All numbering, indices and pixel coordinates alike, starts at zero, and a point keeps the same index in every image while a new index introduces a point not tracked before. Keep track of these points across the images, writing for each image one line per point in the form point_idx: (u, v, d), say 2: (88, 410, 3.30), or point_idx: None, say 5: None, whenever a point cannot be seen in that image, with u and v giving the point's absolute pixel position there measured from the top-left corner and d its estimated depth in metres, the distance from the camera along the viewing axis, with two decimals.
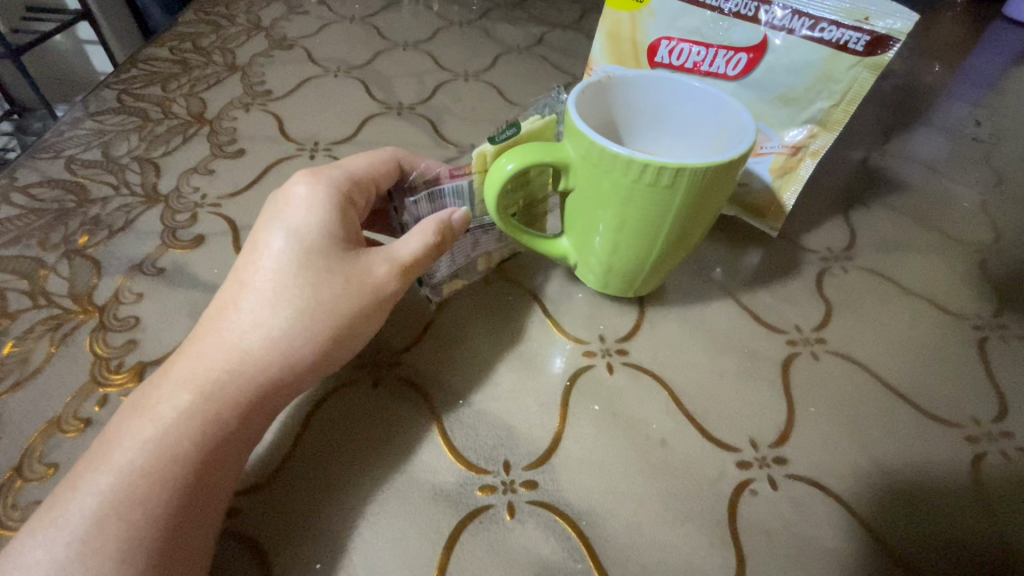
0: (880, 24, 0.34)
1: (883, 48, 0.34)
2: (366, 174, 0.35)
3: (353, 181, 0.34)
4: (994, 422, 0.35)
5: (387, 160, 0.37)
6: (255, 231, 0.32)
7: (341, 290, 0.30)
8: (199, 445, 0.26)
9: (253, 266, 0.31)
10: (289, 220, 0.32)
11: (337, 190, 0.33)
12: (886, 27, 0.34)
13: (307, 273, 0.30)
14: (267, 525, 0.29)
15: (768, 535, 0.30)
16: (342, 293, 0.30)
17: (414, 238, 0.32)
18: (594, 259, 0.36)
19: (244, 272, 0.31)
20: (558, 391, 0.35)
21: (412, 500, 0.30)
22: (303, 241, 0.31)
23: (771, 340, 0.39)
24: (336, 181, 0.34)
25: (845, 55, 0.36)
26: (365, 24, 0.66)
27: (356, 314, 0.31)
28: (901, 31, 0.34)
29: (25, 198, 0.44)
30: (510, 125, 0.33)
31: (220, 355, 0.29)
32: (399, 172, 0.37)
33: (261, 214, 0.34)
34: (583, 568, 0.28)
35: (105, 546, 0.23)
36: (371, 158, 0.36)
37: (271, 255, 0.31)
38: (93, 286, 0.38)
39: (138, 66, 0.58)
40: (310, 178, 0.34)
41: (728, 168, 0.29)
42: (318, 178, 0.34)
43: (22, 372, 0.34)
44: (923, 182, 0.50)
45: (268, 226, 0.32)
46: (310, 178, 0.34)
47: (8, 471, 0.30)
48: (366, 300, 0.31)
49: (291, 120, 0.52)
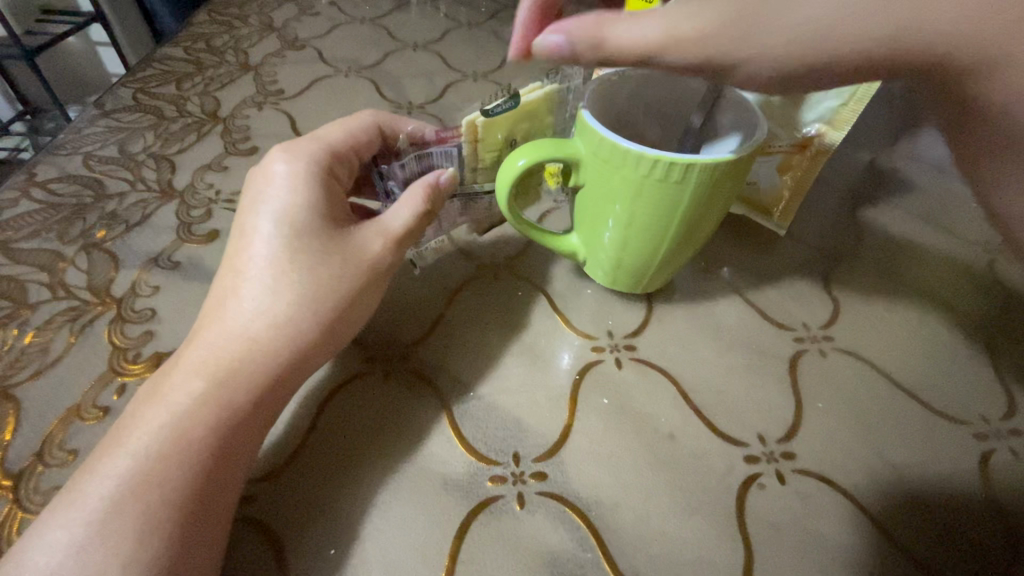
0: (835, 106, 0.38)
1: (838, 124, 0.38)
2: (345, 145, 0.36)
3: (332, 154, 0.35)
4: (1002, 420, 0.35)
5: (366, 127, 0.38)
6: (241, 216, 0.33)
7: (339, 270, 0.31)
8: (215, 431, 0.27)
9: (244, 251, 0.31)
10: (274, 200, 0.32)
11: (317, 165, 0.34)
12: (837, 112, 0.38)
13: (303, 256, 0.31)
14: (281, 512, 0.29)
15: (775, 527, 0.30)
16: (341, 274, 0.31)
17: (404, 207, 0.33)
18: (604, 255, 0.36)
19: (240, 259, 0.31)
20: (567, 385, 0.36)
21: (422, 490, 0.31)
22: (293, 221, 0.31)
23: (779, 337, 0.39)
24: (315, 156, 0.34)
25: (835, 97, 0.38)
26: (375, 25, 0.67)
27: (356, 294, 0.32)
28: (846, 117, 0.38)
29: (44, 192, 0.45)
30: (507, 98, 0.35)
31: (228, 341, 0.29)
32: (379, 139, 0.38)
33: (243, 198, 0.34)
34: (593, 559, 0.29)
35: (126, 528, 0.24)
36: (348, 127, 0.37)
37: (261, 238, 0.31)
38: (110, 279, 0.39)
39: (153, 65, 0.59)
40: (287, 155, 0.34)
41: (737, 164, 0.30)
42: (296, 154, 0.34)
43: (42, 362, 0.34)
44: (932, 182, 0.51)
45: (254, 210, 0.32)
46: (288, 156, 0.34)
47: (30, 457, 0.30)
48: (364, 278, 0.32)
49: (303, 119, 0.53)
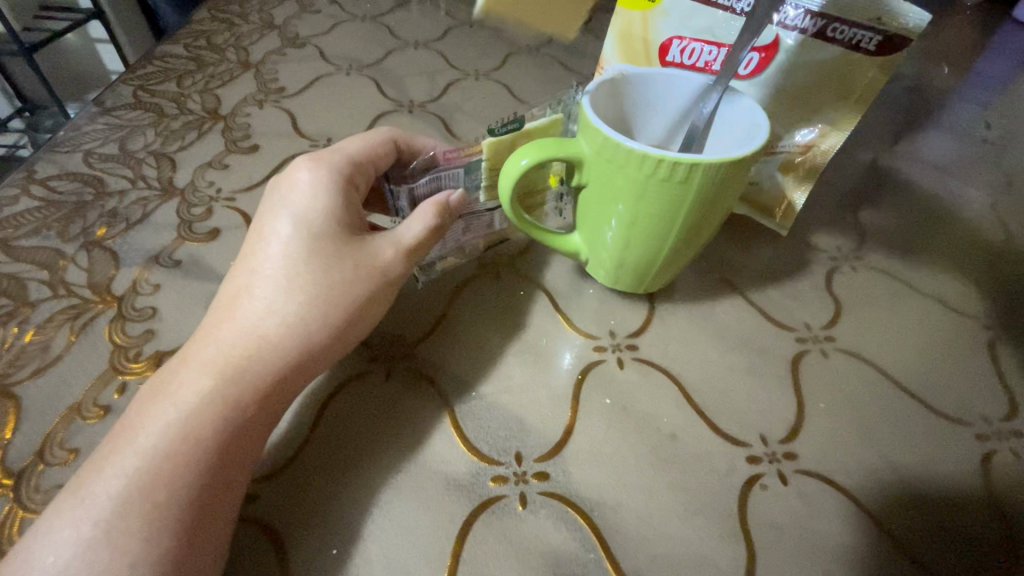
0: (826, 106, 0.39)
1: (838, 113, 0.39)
2: (366, 157, 0.36)
3: (353, 164, 0.35)
4: (1004, 421, 0.35)
5: (384, 141, 0.38)
6: (260, 219, 0.33)
7: (352, 274, 0.31)
8: (221, 430, 0.27)
9: (261, 253, 0.32)
10: (294, 205, 0.33)
11: (338, 173, 0.34)
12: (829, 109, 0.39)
13: (317, 259, 0.31)
14: (283, 511, 0.29)
15: (777, 528, 0.30)
16: (353, 278, 0.31)
17: (416, 223, 0.33)
18: (607, 254, 0.36)
19: (254, 259, 0.32)
20: (569, 384, 0.36)
21: (425, 490, 0.30)
22: (311, 225, 0.32)
23: (780, 337, 0.39)
24: (337, 165, 0.34)
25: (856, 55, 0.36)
26: (376, 23, 0.67)
27: (367, 297, 0.32)
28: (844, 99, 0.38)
29: (44, 190, 0.45)
30: (513, 119, 0.35)
31: (238, 340, 0.29)
32: (396, 154, 0.38)
33: (264, 203, 0.34)
34: (595, 558, 0.29)
35: (132, 526, 0.24)
36: (369, 140, 0.37)
37: (279, 241, 0.31)
38: (111, 277, 0.39)
39: (153, 63, 0.59)
40: (311, 163, 0.34)
41: (741, 164, 0.30)
42: (319, 163, 0.34)
43: (43, 360, 0.34)
44: (932, 184, 0.51)
45: (273, 214, 0.33)
46: (311, 164, 0.34)
47: (30, 456, 0.30)
48: (375, 282, 0.32)
49: (305, 118, 0.53)
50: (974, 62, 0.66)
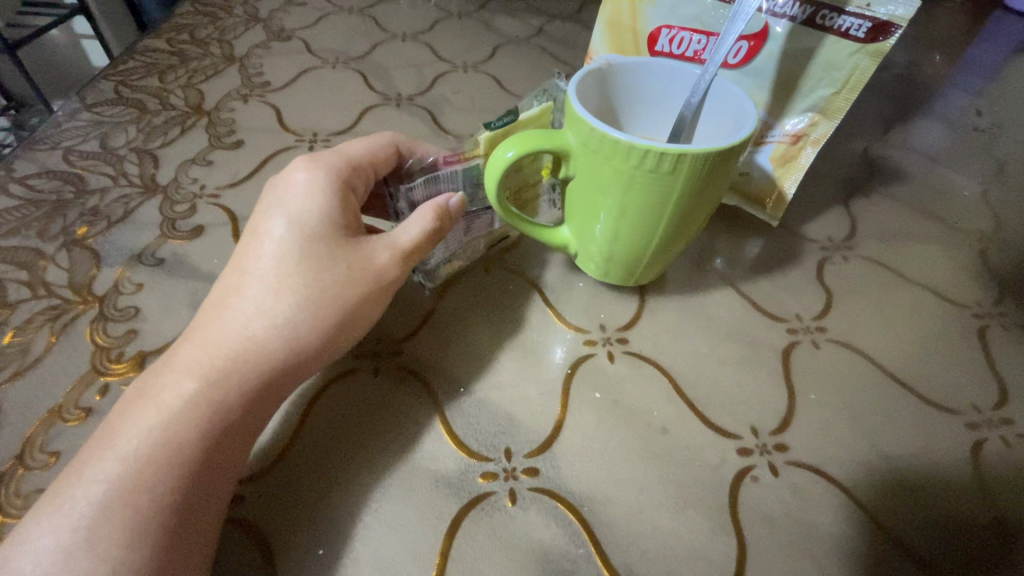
0: (786, 125, 0.40)
1: (797, 140, 0.40)
2: (366, 160, 0.35)
3: (352, 167, 0.34)
4: (994, 409, 0.35)
5: (386, 146, 0.37)
6: (253, 218, 0.32)
7: (343, 277, 0.30)
8: (205, 435, 0.26)
9: (253, 253, 0.31)
10: (289, 206, 0.32)
11: (336, 176, 0.33)
12: (792, 127, 0.40)
13: (307, 259, 0.30)
14: (269, 512, 0.29)
15: (767, 520, 0.30)
16: (344, 281, 0.30)
17: (413, 225, 0.32)
18: (596, 247, 0.36)
19: (245, 259, 0.31)
20: (558, 380, 0.35)
21: (414, 488, 0.30)
22: (305, 227, 0.31)
23: (772, 329, 0.39)
24: (335, 167, 0.33)
25: (847, 43, 0.36)
26: (363, 16, 0.66)
27: (359, 301, 0.31)
28: (802, 128, 0.39)
29: (23, 188, 0.44)
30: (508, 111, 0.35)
31: (225, 342, 0.29)
32: (398, 159, 0.37)
33: (259, 201, 0.33)
34: (585, 554, 0.29)
35: (113, 532, 0.23)
36: (370, 143, 0.36)
37: (271, 241, 0.31)
38: (92, 276, 0.38)
39: (135, 57, 0.58)
40: (309, 164, 0.33)
41: (728, 154, 0.29)
42: (317, 164, 0.33)
43: (22, 362, 0.34)
44: (922, 172, 0.51)
45: (266, 214, 0.32)
46: (309, 164, 0.33)
47: (10, 460, 0.30)
48: (367, 285, 0.31)
49: (290, 111, 0.52)
50: (962, 52, 0.67)
